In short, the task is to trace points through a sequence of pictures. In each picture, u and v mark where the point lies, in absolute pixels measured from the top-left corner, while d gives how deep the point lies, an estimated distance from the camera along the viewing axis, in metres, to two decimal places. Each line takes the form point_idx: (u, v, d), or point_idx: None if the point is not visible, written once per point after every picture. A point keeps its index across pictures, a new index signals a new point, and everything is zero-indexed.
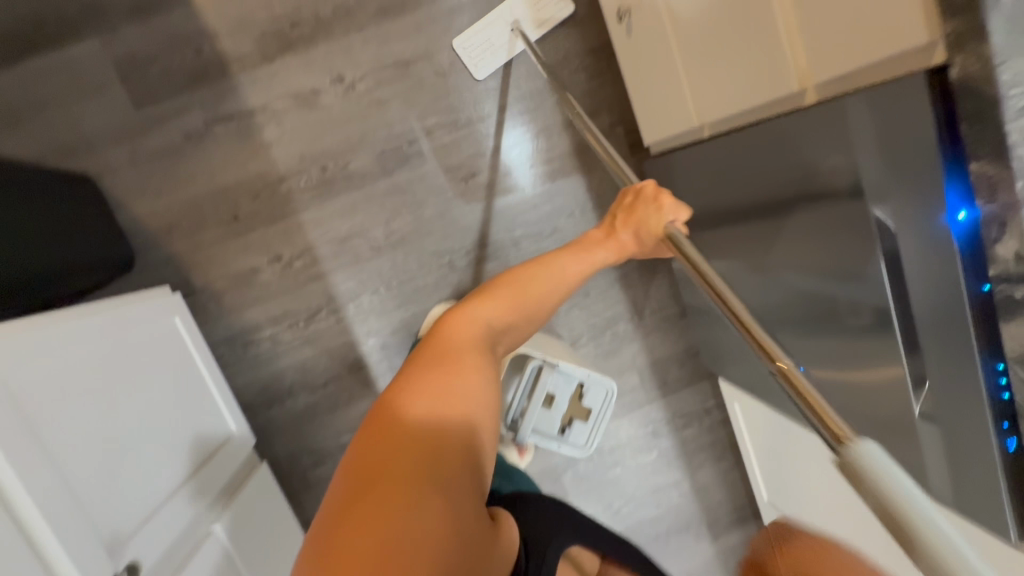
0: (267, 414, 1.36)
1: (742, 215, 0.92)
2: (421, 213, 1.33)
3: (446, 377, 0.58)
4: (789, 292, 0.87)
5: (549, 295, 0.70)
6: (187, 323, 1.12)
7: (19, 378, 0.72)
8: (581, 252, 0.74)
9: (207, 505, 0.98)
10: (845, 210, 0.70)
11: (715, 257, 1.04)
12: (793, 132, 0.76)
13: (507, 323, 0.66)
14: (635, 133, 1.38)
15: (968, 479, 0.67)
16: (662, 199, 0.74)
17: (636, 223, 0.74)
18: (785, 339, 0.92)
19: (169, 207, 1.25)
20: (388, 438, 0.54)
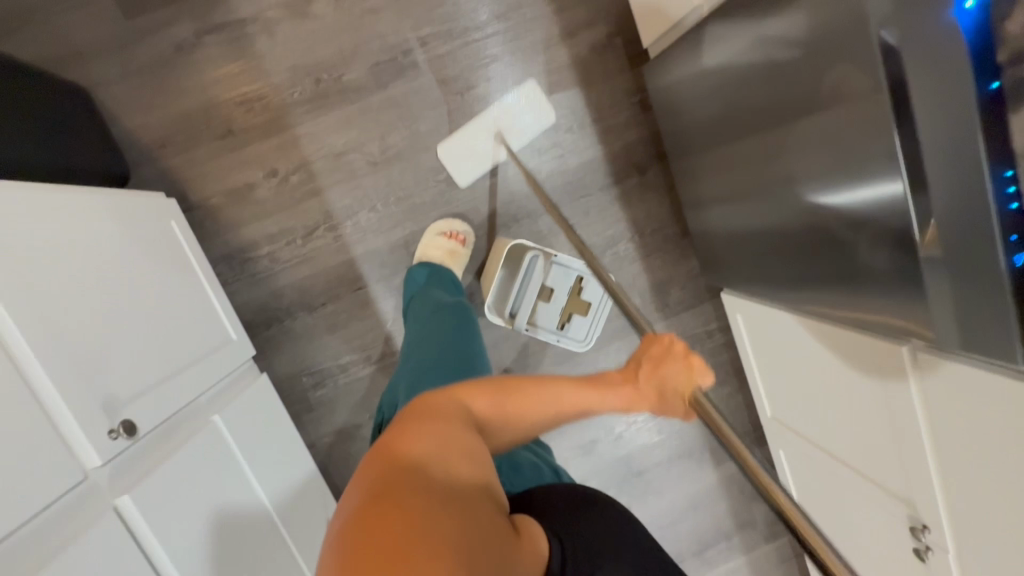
0: (267, 334, 1.36)
1: (756, 117, 0.94)
2: (417, 127, 1.31)
3: (448, 433, 0.55)
4: (799, 185, 0.89)
5: (541, 420, 0.63)
6: (184, 227, 1.12)
7: (19, 228, 0.73)
8: (592, 383, 0.64)
9: (205, 392, 0.98)
10: (850, 111, 0.71)
11: (734, 168, 1.09)
12: (798, 27, 0.76)
13: (497, 420, 0.61)
14: (634, 45, 1.35)
15: (975, 312, 0.66)
16: (691, 357, 0.62)
17: (661, 379, 0.62)
18: (801, 233, 0.94)
19: (163, 120, 1.24)
20: (390, 474, 0.50)
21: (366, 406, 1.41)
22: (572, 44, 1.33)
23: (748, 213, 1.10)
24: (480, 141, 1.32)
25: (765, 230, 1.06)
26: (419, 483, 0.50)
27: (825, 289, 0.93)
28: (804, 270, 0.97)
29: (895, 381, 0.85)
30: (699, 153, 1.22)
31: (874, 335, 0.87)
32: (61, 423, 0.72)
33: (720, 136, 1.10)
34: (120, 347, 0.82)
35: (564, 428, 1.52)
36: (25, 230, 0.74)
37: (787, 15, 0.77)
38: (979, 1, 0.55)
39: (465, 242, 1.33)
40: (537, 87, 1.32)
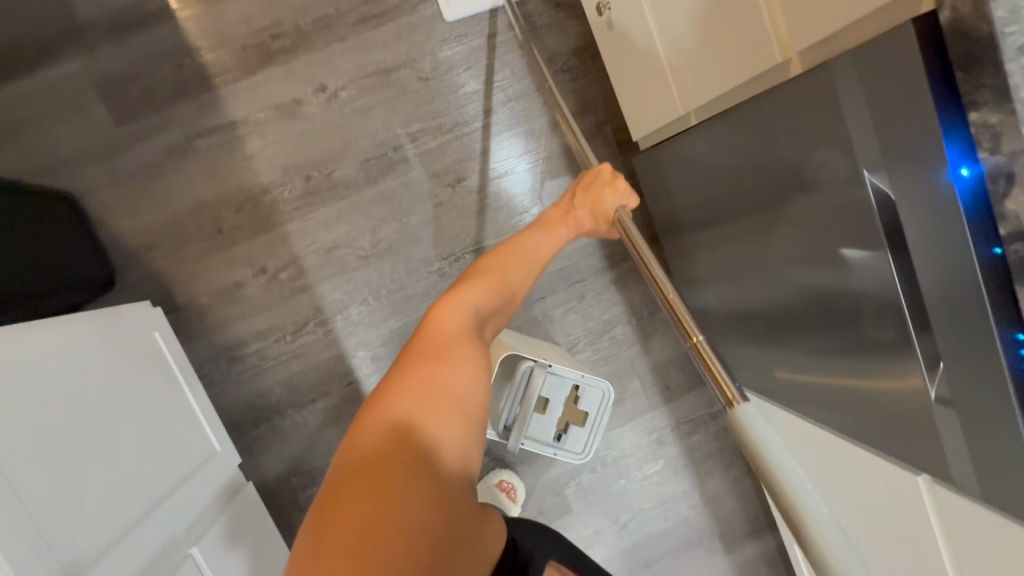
0: (255, 434, 1.31)
1: (741, 204, 0.93)
2: (408, 219, 1.30)
3: (437, 369, 0.64)
4: (787, 281, 0.87)
5: (523, 283, 0.78)
6: (167, 338, 1.10)
7: None
8: (548, 231, 0.84)
9: (184, 526, 0.93)
10: (829, 199, 0.71)
11: (727, 250, 1.08)
12: (772, 112, 0.76)
13: (488, 308, 0.73)
14: (623, 132, 1.36)
15: (994, 468, 0.63)
16: (617, 182, 0.87)
17: (592, 200, 0.86)
18: (795, 336, 0.92)
19: (151, 223, 1.23)
20: (387, 418, 0.60)
21: None
22: (562, 134, 1.34)
23: (743, 299, 1.09)
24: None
25: (768, 332, 1.02)
26: (415, 421, 0.60)
27: (837, 407, 0.87)
28: (802, 368, 0.93)
29: (912, 510, 0.80)
30: (698, 243, 1.20)
31: (877, 448, 0.82)
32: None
33: (710, 223, 1.10)
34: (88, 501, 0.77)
35: (567, 518, 1.45)
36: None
37: (762, 103, 0.78)
38: (973, 173, 0.54)
39: None
40: None
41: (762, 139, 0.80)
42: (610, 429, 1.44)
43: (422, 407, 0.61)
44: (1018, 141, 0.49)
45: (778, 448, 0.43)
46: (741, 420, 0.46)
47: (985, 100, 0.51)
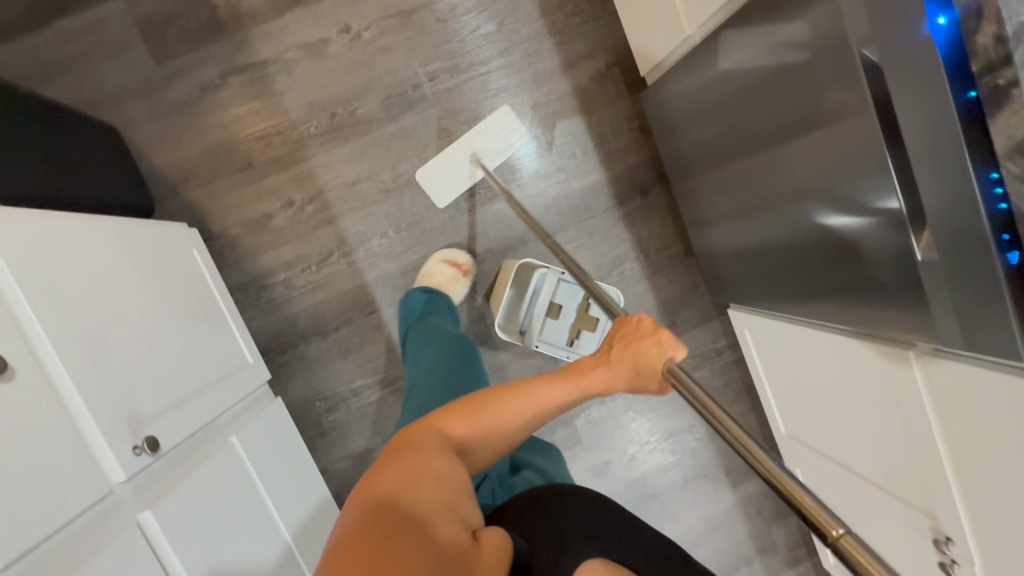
0: (282, 359, 1.38)
1: (749, 142, 0.99)
2: (427, 155, 1.37)
3: (417, 464, 0.62)
4: (789, 195, 0.94)
5: (517, 424, 0.69)
6: (204, 254, 1.17)
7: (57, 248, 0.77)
8: (561, 380, 0.69)
9: (220, 416, 0.99)
10: (831, 128, 0.77)
11: (728, 189, 1.15)
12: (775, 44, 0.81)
13: (472, 436, 0.68)
14: (633, 73, 1.42)
15: (976, 314, 0.68)
16: (661, 333, 0.65)
17: (632, 354, 0.65)
18: (801, 256, 0.98)
19: (187, 156, 1.31)
20: (362, 519, 0.57)
21: (378, 429, 1.42)
22: (573, 75, 1.40)
23: (752, 239, 1.14)
24: (461, 167, 1.35)
25: (776, 255, 1.06)
26: (392, 524, 0.56)
27: (840, 306, 0.93)
28: (808, 286, 0.99)
29: (905, 387, 0.85)
30: (701, 173, 1.24)
31: (869, 338, 0.91)
32: (89, 438, 0.72)
33: (714, 160, 1.16)
34: (144, 366, 0.84)
35: (577, 450, 1.51)
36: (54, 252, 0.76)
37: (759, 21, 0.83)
38: (948, 22, 0.61)
39: (467, 274, 1.36)
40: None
41: (767, 81, 0.87)
42: None
43: (395, 507, 0.58)
44: None
45: None
46: None
47: None
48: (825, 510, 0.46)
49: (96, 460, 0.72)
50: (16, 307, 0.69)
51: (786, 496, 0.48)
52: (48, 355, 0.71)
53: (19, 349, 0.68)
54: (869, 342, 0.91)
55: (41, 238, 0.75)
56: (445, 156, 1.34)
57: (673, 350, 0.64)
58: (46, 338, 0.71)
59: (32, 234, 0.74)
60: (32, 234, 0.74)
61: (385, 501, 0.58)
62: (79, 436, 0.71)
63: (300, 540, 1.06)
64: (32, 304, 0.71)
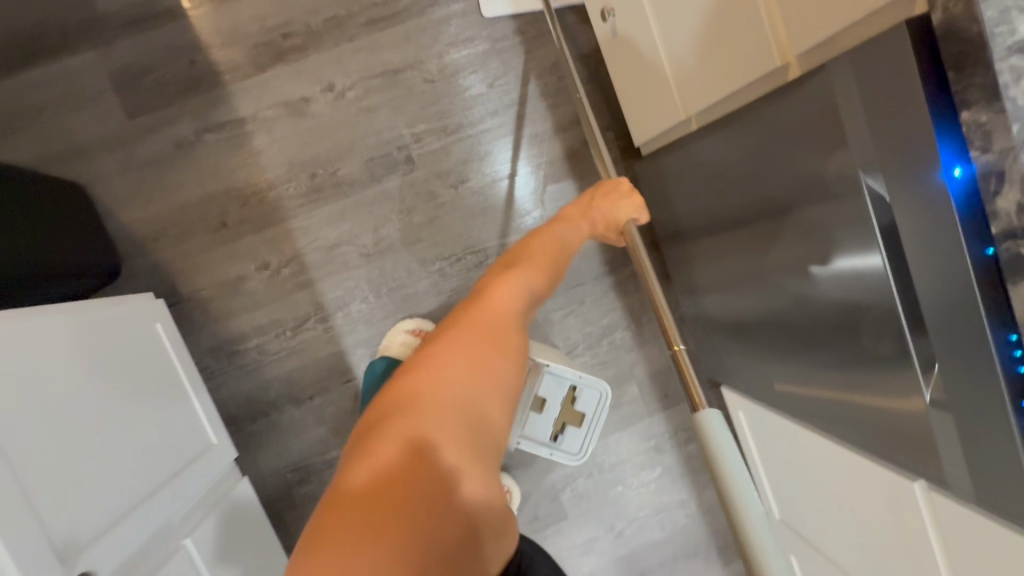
0: (251, 428, 1.31)
1: (743, 218, 0.95)
2: (412, 218, 1.32)
3: (483, 347, 0.65)
4: (788, 290, 0.89)
5: (565, 272, 0.81)
6: (168, 328, 1.10)
7: None
8: (581, 226, 0.86)
9: (176, 518, 0.91)
10: (828, 225, 0.73)
11: (726, 264, 1.10)
12: (778, 134, 0.77)
13: (538, 297, 0.74)
14: (627, 137, 1.37)
15: (994, 475, 0.62)
16: (635, 194, 0.90)
17: (614, 222, 0.89)
18: (801, 351, 0.93)
19: (158, 215, 1.25)
20: (420, 397, 0.61)
21: None
22: (566, 138, 1.36)
23: (747, 320, 1.10)
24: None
25: (778, 346, 1.00)
26: (452, 405, 0.61)
27: (847, 414, 0.86)
28: (806, 380, 0.94)
29: (909, 517, 0.79)
30: (698, 247, 1.20)
31: (871, 455, 0.85)
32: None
33: (710, 230, 1.11)
34: (82, 484, 0.76)
35: (562, 524, 1.44)
36: None
37: (760, 115, 0.79)
38: (965, 173, 0.54)
39: None
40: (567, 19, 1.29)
41: (763, 163, 0.82)
42: (606, 434, 1.43)
43: (460, 407, 0.61)
44: (1008, 139, 0.49)
45: (733, 461, 0.51)
46: (704, 421, 0.54)
47: (975, 100, 0.51)
48: (694, 373, 0.64)
49: None
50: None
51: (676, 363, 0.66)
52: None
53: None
54: (869, 459, 0.85)
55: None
56: None
57: (641, 201, 0.90)
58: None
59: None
60: None
61: (447, 389, 0.61)
62: None
63: None
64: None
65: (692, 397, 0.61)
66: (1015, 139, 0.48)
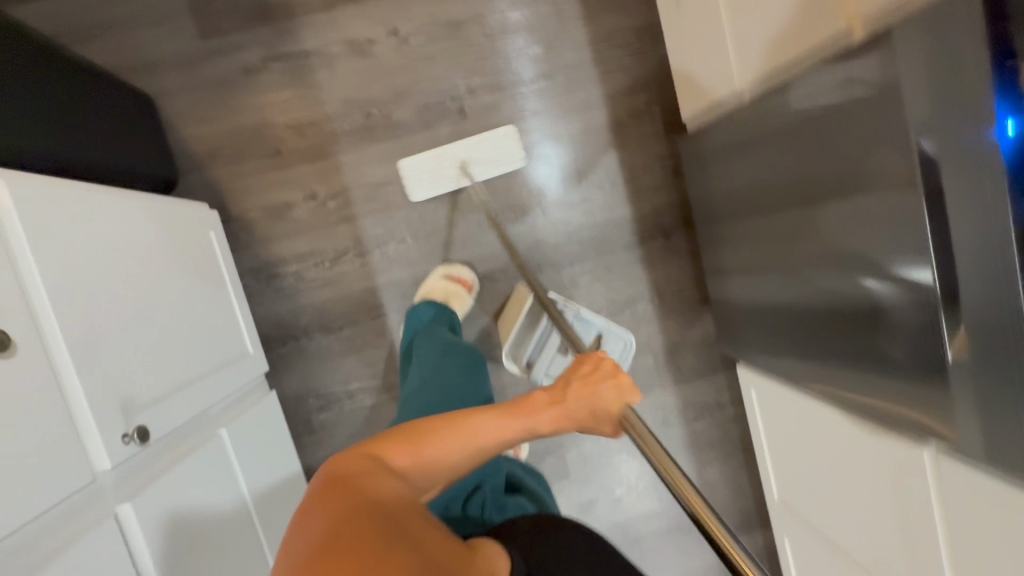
0: (280, 350, 1.36)
1: (778, 193, 0.98)
2: (457, 168, 1.36)
3: (371, 482, 0.58)
4: (816, 264, 0.92)
5: (464, 456, 0.67)
6: (218, 238, 1.16)
7: (78, 220, 0.76)
8: (512, 413, 0.69)
9: (211, 408, 0.97)
10: (866, 192, 0.77)
11: (756, 241, 1.13)
12: (827, 103, 0.80)
13: (414, 467, 0.64)
14: (673, 114, 1.41)
15: (1008, 433, 0.65)
16: (621, 375, 0.72)
17: (591, 398, 0.71)
18: (820, 326, 0.96)
19: (217, 135, 1.30)
20: (334, 521, 0.52)
21: (367, 434, 1.40)
22: (613, 108, 1.39)
23: (768, 297, 1.14)
24: (450, 168, 1.32)
25: (799, 323, 1.03)
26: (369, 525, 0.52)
27: (861, 388, 0.89)
28: (821, 355, 0.98)
29: (912, 483, 0.83)
30: (727, 224, 1.23)
31: (880, 425, 0.88)
32: (79, 420, 0.69)
33: (743, 210, 1.15)
34: (145, 353, 0.81)
35: (564, 483, 1.48)
36: (71, 224, 0.74)
37: (811, 83, 0.82)
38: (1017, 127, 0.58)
39: (469, 288, 1.34)
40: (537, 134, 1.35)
41: (809, 133, 0.86)
42: None
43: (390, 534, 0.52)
44: None
45: None
46: None
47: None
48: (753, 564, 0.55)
49: (84, 445, 0.68)
50: (24, 272, 0.67)
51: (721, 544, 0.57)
52: (50, 326, 0.68)
53: (20, 317, 0.64)
54: (877, 430, 0.89)
55: (57, 207, 0.73)
56: (427, 164, 1.30)
57: (632, 388, 0.71)
58: (50, 309, 0.68)
59: (51, 202, 0.72)
60: (57, 205, 0.73)
61: (348, 513, 0.53)
62: (72, 416, 0.68)
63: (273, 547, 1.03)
64: (40, 270, 0.68)
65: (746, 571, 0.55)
66: None
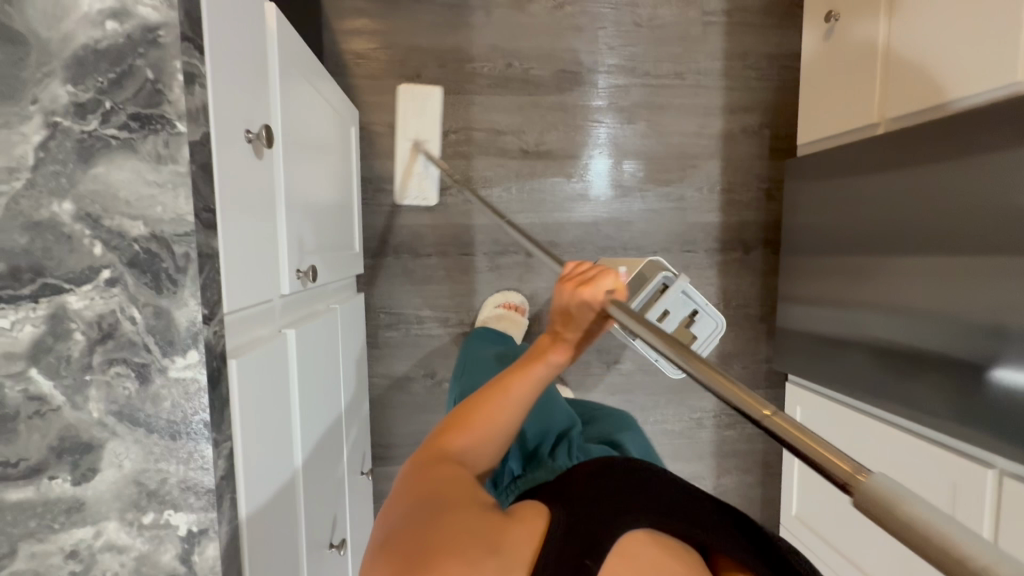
0: (366, 261, 1.40)
1: (882, 230, 1.10)
2: (574, 136, 1.43)
3: (415, 493, 0.57)
4: (905, 302, 1.04)
5: (501, 414, 0.66)
6: (356, 137, 1.21)
7: (298, 67, 0.79)
8: (525, 363, 0.67)
9: (329, 284, 1.01)
10: (991, 238, 0.88)
11: (835, 269, 1.24)
12: (968, 152, 0.91)
13: (467, 446, 0.65)
14: (780, 140, 1.50)
15: None
16: (582, 285, 0.62)
17: (568, 317, 0.65)
18: (897, 348, 1.06)
19: (365, 44, 1.36)
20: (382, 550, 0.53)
21: (426, 361, 1.45)
22: (729, 120, 1.48)
23: (834, 320, 1.24)
24: (415, 163, 1.34)
25: (875, 350, 1.12)
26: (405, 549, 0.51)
27: (931, 407, 0.99)
28: (892, 377, 1.08)
29: (964, 500, 0.95)
30: (809, 249, 1.33)
31: (944, 444, 1.00)
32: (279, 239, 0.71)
33: (828, 243, 1.26)
34: (308, 207, 0.85)
35: None
36: (295, 68, 0.78)
37: (954, 129, 0.94)
38: None
39: (522, 313, 1.42)
40: (410, 87, 1.32)
41: (936, 180, 0.98)
42: (662, 392, 1.54)
43: (413, 535, 0.52)
44: None
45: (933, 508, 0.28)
46: (874, 495, 0.31)
47: None
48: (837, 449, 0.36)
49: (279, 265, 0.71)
50: (272, 86, 0.68)
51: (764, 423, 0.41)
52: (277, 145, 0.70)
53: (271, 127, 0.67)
54: (936, 449, 1.00)
55: (291, 44, 0.75)
56: (401, 171, 1.35)
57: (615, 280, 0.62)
58: (280, 130, 0.70)
59: (291, 42, 0.76)
60: (293, 47, 0.77)
61: (396, 532, 0.53)
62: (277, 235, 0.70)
63: (348, 433, 1.09)
64: (280, 93, 0.70)
65: (825, 461, 0.35)
66: None
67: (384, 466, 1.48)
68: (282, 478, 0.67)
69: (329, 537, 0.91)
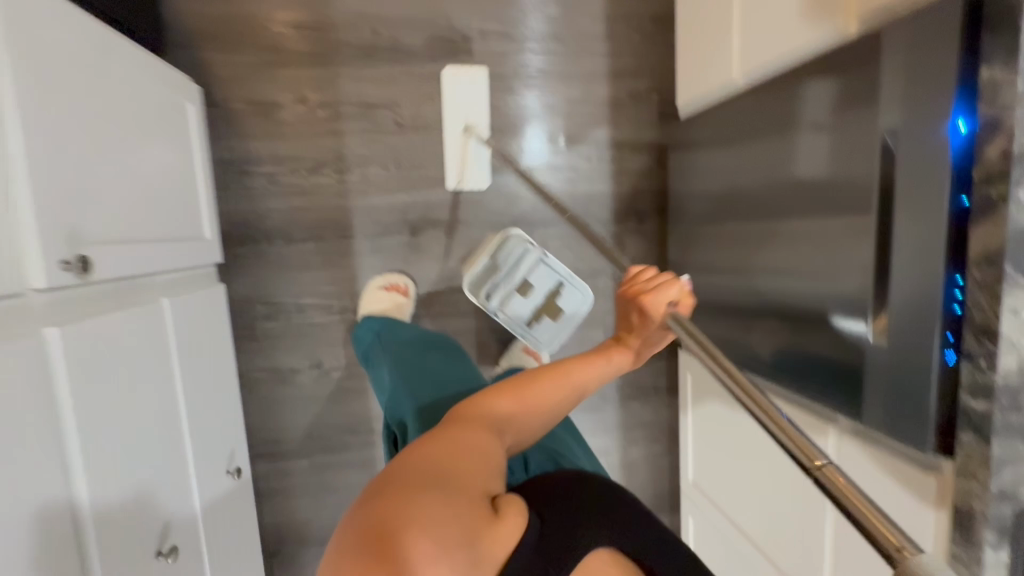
0: (237, 250, 1.32)
1: (750, 190, 1.07)
2: (453, 107, 1.37)
3: (456, 436, 0.57)
4: (774, 264, 1.01)
5: (555, 394, 0.68)
6: (197, 114, 1.12)
7: (56, 33, 0.71)
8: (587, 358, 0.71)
9: (153, 275, 0.94)
10: (832, 191, 0.85)
11: (715, 233, 1.21)
12: (814, 103, 0.88)
13: (512, 416, 0.64)
14: (668, 104, 1.46)
15: (904, 407, 0.74)
16: (642, 296, 0.69)
17: (639, 328, 0.71)
18: (765, 307, 1.04)
19: (214, 15, 1.25)
20: (401, 470, 0.52)
21: (312, 351, 1.39)
22: (615, 85, 1.43)
23: (716, 286, 1.22)
24: (466, 150, 1.36)
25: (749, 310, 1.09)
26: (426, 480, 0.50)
27: (790, 367, 0.98)
28: (761, 340, 1.06)
29: None
30: (693, 216, 1.30)
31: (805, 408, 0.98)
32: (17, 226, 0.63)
33: (709, 208, 1.23)
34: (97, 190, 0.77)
35: None
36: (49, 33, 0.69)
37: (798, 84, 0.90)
38: (967, 127, 0.66)
39: (407, 293, 1.36)
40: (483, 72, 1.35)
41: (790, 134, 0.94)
42: None
43: (443, 473, 0.51)
44: (1006, 101, 0.61)
45: None
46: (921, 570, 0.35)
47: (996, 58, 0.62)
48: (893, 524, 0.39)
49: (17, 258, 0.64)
50: None
51: (827, 484, 0.43)
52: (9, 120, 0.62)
53: None
54: (800, 410, 0.99)
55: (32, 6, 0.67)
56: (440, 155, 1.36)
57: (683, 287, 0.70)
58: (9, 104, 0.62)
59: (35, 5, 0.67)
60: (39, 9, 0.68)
61: (426, 461, 0.53)
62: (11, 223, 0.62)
63: (200, 431, 1.03)
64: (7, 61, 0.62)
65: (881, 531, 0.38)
66: (1017, 97, 0.60)
67: (275, 461, 1.42)
68: (29, 493, 0.60)
69: (156, 545, 0.84)
